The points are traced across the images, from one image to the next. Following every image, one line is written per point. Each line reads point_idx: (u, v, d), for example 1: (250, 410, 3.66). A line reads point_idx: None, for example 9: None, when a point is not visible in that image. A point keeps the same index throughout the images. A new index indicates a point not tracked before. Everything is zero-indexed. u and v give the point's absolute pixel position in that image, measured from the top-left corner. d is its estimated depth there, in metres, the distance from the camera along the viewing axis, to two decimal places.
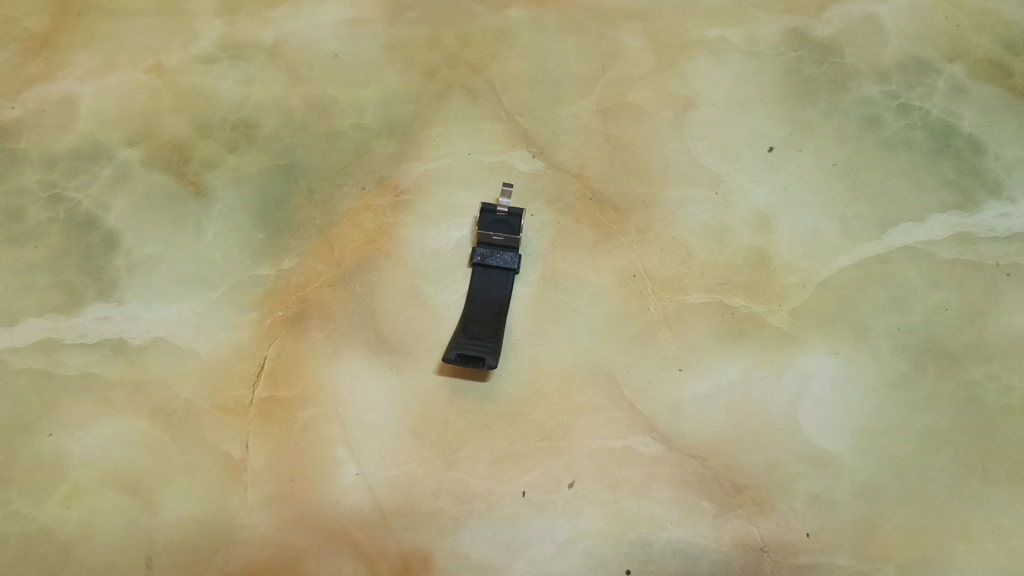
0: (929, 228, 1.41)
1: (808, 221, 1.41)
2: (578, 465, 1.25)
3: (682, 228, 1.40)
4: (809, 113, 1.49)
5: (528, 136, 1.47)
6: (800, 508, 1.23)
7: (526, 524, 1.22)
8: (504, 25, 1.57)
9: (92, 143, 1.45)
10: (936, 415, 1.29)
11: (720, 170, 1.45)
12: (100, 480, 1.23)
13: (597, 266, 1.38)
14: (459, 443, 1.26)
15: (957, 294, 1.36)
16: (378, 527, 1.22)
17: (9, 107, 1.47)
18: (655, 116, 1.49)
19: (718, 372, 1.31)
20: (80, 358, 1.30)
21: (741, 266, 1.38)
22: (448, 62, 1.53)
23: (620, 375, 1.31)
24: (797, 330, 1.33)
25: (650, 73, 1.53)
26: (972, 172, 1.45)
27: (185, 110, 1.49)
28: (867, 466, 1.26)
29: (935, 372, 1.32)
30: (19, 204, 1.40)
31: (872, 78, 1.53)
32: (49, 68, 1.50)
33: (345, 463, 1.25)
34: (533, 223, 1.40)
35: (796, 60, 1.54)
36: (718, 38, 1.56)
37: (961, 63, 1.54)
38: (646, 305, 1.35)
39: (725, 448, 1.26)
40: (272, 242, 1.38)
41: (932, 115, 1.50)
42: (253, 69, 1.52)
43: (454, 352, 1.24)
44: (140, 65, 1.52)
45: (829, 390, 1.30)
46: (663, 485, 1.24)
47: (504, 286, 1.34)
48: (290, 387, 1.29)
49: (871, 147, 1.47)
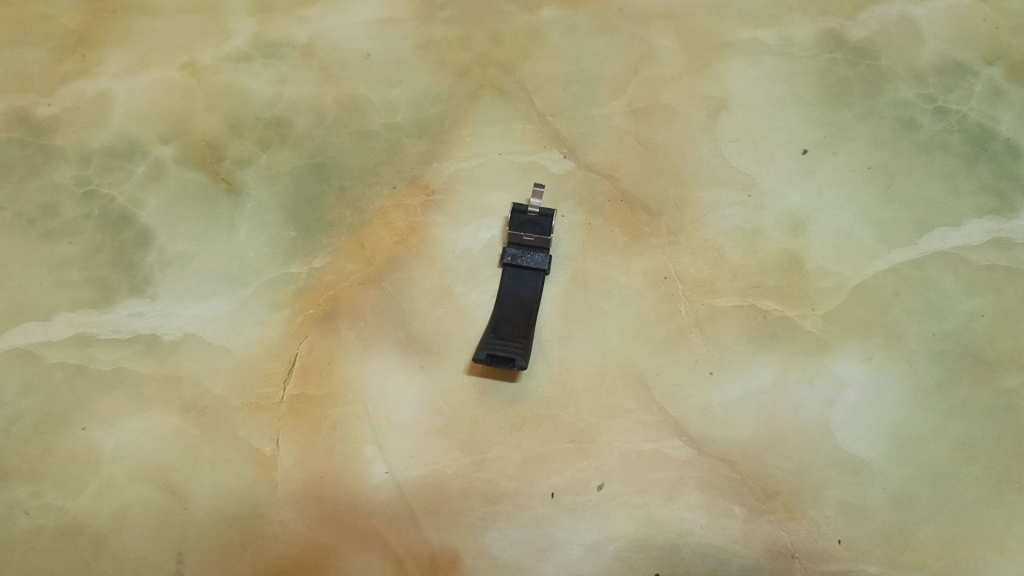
0: (964, 234, 1.39)
1: (842, 223, 1.40)
2: (606, 467, 1.25)
3: (714, 231, 1.39)
4: (843, 116, 1.48)
5: (560, 137, 1.47)
6: (831, 515, 1.22)
7: (555, 526, 1.22)
8: (536, 25, 1.56)
9: (126, 141, 1.46)
10: (971, 422, 1.27)
11: (752, 171, 1.44)
12: (131, 475, 1.24)
13: (628, 267, 1.37)
14: (489, 444, 1.26)
15: (993, 300, 1.34)
16: (406, 525, 1.22)
17: (44, 105, 1.48)
18: (687, 118, 1.48)
19: (750, 376, 1.30)
20: (113, 353, 1.31)
21: (774, 269, 1.37)
22: (479, 62, 1.53)
23: (650, 378, 1.30)
24: (830, 335, 1.32)
25: (683, 73, 1.52)
26: (1009, 177, 1.43)
27: (218, 107, 1.49)
28: (899, 473, 1.24)
29: (970, 380, 1.30)
30: (55, 200, 1.42)
31: (908, 80, 1.51)
32: (84, 66, 1.51)
33: (374, 462, 1.25)
34: (563, 223, 1.40)
35: (831, 62, 1.53)
36: (752, 38, 1.55)
37: (999, 66, 1.52)
38: (676, 307, 1.34)
39: (756, 452, 1.26)
40: (303, 240, 1.39)
41: (969, 119, 1.48)
42: (286, 68, 1.53)
43: (483, 351, 1.25)
44: (174, 63, 1.53)
45: (862, 396, 1.29)
46: (693, 489, 1.24)
47: (535, 286, 1.33)
48: (320, 384, 1.30)
49: (907, 150, 1.46)
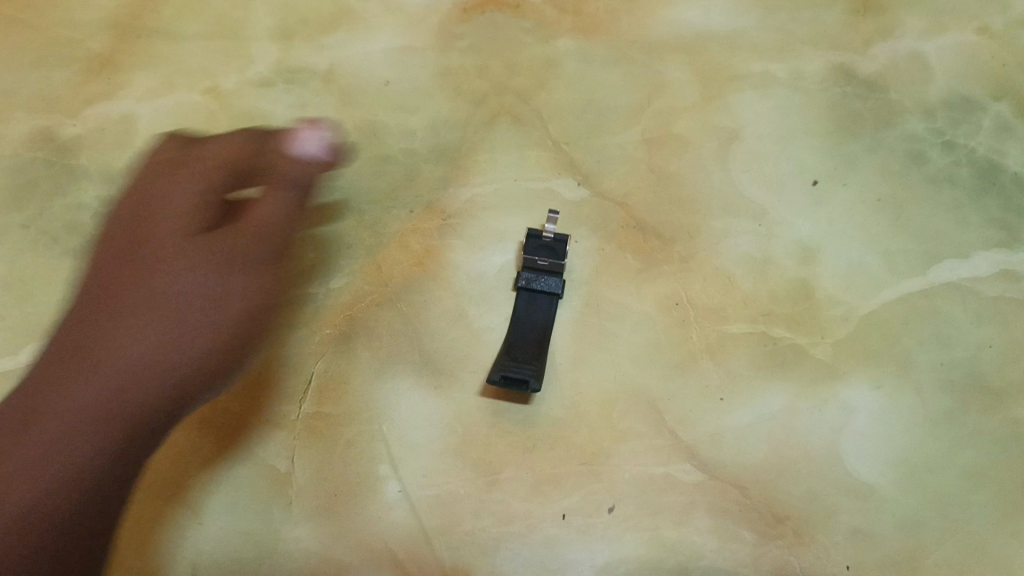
0: (972, 266, 1.41)
1: (852, 254, 1.42)
2: (619, 490, 1.28)
3: (726, 259, 1.41)
4: (854, 149, 1.50)
5: (574, 165, 1.49)
6: (841, 542, 1.27)
7: (567, 547, 1.27)
8: (550, 55, 1.56)
9: (150, 162, 1.49)
10: (976, 451, 1.31)
11: (763, 202, 1.46)
12: (145, 487, 1.31)
13: (640, 293, 1.39)
14: (502, 465, 1.29)
15: (1000, 331, 1.36)
16: (419, 543, 1.27)
17: (70, 126, 1.52)
18: (700, 148, 1.50)
19: (760, 403, 1.32)
20: None
21: (785, 298, 1.39)
22: (495, 90, 1.54)
23: (662, 403, 1.32)
24: (839, 363, 1.34)
25: (696, 105, 1.53)
26: (1016, 211, 1.46)
27: (239, 131, 1.52)
28: (908, 501, 1.28)
29: (978, 409, 1.33)
30: (81, 219, 1.47)
31: (918, 114, 1.53)
32: (109, 88, 1.55)
33: (387, 480, 1.30)
34: (577, 248, 1.42)
35: (843, 95, 1.54)
36: (765, 72, 1.55)
37: (1008, 101, 1.54)
38: (688, 333, 1.36)
39: (766, 479, 1.29)
40: (321, 262, 1.41)
41: (977, 153, 1.51)
42: (306, 93, 1.55)
43: (497, 373, 1.26)
44: (197, 86, 1.56)
45: (871, 425, 1.31)
46: (703, 513, 1.28)
47: (548, 311, 1.36)
48: (336, 403, 1.33)
49: (916, 183, 1.48)
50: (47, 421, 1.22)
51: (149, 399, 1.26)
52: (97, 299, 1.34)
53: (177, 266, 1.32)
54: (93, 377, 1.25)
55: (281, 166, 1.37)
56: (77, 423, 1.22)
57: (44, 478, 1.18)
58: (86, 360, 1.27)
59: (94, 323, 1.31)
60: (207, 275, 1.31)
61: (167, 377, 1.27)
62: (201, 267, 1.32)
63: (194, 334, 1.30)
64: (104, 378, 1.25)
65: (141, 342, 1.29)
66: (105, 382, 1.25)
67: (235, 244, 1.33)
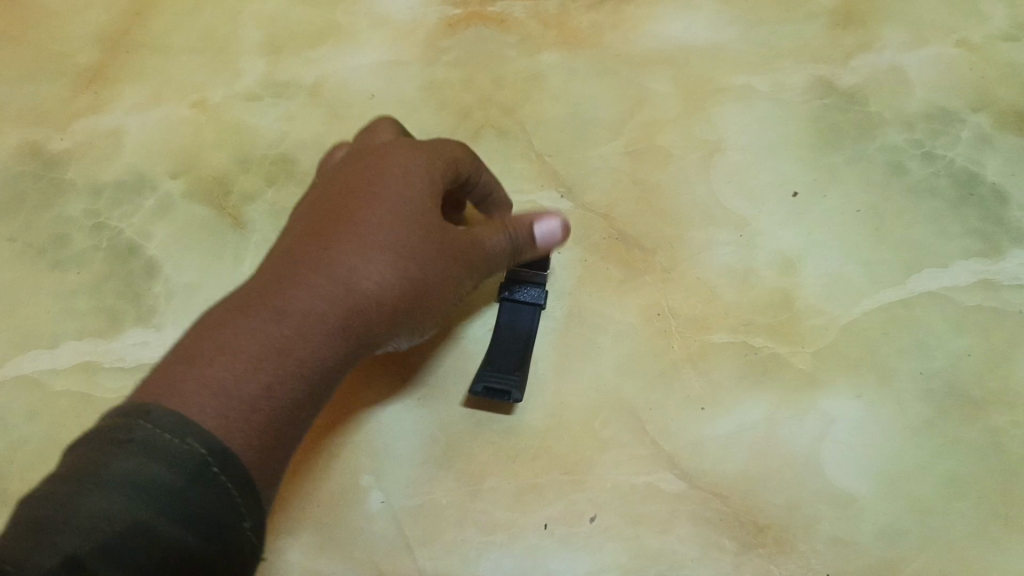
0: (952, 275, 1.42)
1: (832, 264, 1.43)
2: (599, 499, 1.27)
3: (707, 270, 1.43)
4: (834, 160, 1.52)
5: (557, 177, 1.51)
6: (821, 550, 1.24)
7: (549, 557, 1.24)
8: (535, 69, 1.60)
9: (137, 175, 1.51)
10: (959, 459, 1.29)
11: (744, 212, 1.48)
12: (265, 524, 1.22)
13: (622, 304, 1.41)
14: (484, 475, 1.29)
15: (979, 340, 1.37)
16: (400, 554, 1.24)
17: (58, 139, 1.53)
18: (682, 160, 1.52)
19: (742, 412, 1.32)
20: (118, 381, 1.33)
21: (765, 308, 1.40)
22: (481, 104, 1.57)
23: (643, 412, 1.33)
24: (819, 372, 1.35)
25: (679, 117, 1.56)
26: (996, 221, 1.47)
27: (226, 143, 1.53)
28: (888, 510, 1.26)
29: (958, 417, 1.32)
30: (65, 231, 1.46)
31: (897, 126, 1.55)
32: (98, 102, 1.57)
33: (371, 490, 1.29)
34: (561, 259, 1.45)
35: (823, 107, 1.57)
36: (746, 85, 1.59)
37: (986, 113, 1.56)
38: (670, 343, 1.37)
39: (746, 487, 1.28)
40: None
41: (956, 164, 1.52)
42: (294, 107, 1.57)
43: (481, 385, 1.28)
44: (185, 100, 1.57)
45: (852, 433, 1.31)
46: (685, 522, 1.26)
47: (531, 320, 1.39)
48: (326, 416, 1.35)
49: (896, 194, 1.49)
50: (294, 317, 1.13)
51: (354, 345, 1.18)
52: (329, 226, 1.25)
53: (414, 198, 1.27)
54: (329, 295, 1.16)
55: (519, 258, 1.39)
56: (319, 357, 1.13)
57: (275, 386, 1.07)
58: (319, 271, 1.19)
59: (305, 248, 1.22)
60: (455, 257, 1.29)
61: (389, 319, 1.22)
62: (441, 237, 1.27)
63: (431, 279, 1.26)
64: (333, 290, 1.17)
65: (387, 265, 1.21)
66: (339, 304, 1.16)
67: (483, 256, 1.32)
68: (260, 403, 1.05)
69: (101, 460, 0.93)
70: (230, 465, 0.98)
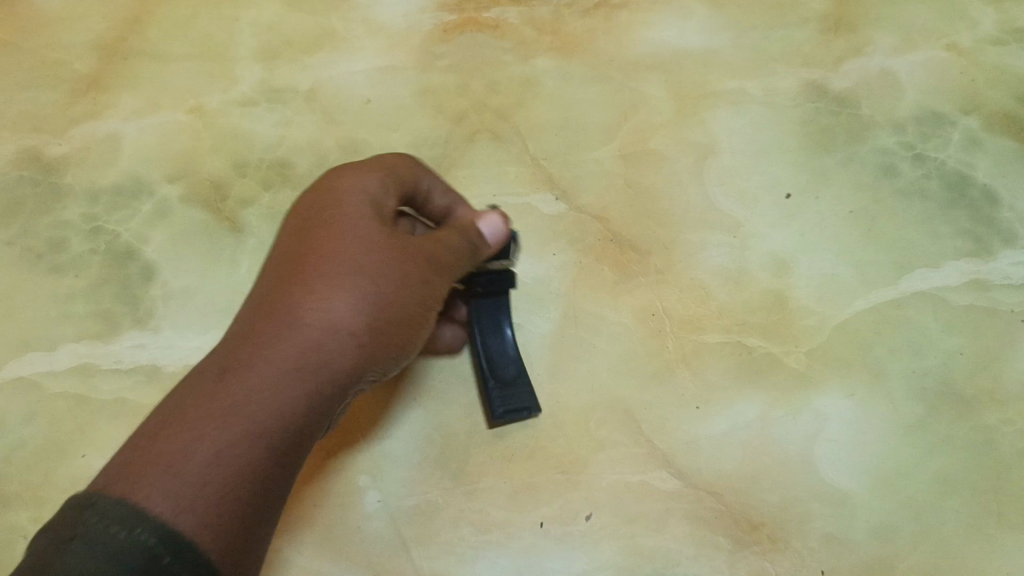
0: (943, 275, 1.44)
1: (825, 265, 1.44)
2: (595, 498, 1.28)
3: (701, 271, 1.44)
4: (826, 162, 1.53)
5: (552, 180, 1.52)
6: (816, 547, 1.25)
7: (545, 556, 1.25)
8: (529, 74, 1.62)
9: (134, 179, 1.52)
10: (952, 457, 1.31)
11: (737, 214, 1.49)
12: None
13: (617, 305, 1.42)
14: (480, 474, 1.30)
15: (971, 339, 1.38)
16: (397, 553, 1.25)
17: (56, 145, 1.55)
18: (676, 163, 1.53)
19: (736, 412, 1.33)
20: (115, 384, 1.34)
21: (759, 308, 1.41)
22: (475, 108, 1.58)
23: (638, 412, 1.34)
24: (813, 371, 1.36)
25: (672, 121, 1.57)
26: (986, 222, 1.48)
27: (223, 148, 1.54)
28: (881, 508, 1.27)
29: (951, 416, 1.33)
30: (62, 235, 1.47)
31: (888, 129, 1.57)
32: (95, 108, 1.58)
33: (368, 490, 1.29)
34: (556, 261, 1.46)
35: (814, 111, 1.58)
36: (738, 89, 1.60)
37: (976, 116, 1.58)
38: (664, 343, 1.38)
39: (741, 486, 1.29)
40: None
41: (947, 166, 1.54)
42: (290, 112, 1.58)
43: (501, 409, 1.31)
44: (182, 106, 1.58)
45: (846, 431, 1.32)
46: (680, 520, 1.27)
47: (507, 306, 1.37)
48: None
49: (887, 196, 1.51)
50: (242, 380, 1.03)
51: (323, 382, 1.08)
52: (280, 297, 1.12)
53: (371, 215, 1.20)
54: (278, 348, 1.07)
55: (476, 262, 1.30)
56: (269, 420, 1.03)
57: (223, 455, 0.98)
58: (274, 331, 1.08)
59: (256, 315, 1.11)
60: (430, 263, 1.20)
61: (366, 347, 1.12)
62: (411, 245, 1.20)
63: (405, 293, 1.17)
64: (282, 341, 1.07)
65: (339, 296, 1.11)
66: (290, 351, 1.07)
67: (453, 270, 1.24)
68: (217, 471, 0.97)
69: (52, 560, 0.86)
70: (187, 552, 0.91)
